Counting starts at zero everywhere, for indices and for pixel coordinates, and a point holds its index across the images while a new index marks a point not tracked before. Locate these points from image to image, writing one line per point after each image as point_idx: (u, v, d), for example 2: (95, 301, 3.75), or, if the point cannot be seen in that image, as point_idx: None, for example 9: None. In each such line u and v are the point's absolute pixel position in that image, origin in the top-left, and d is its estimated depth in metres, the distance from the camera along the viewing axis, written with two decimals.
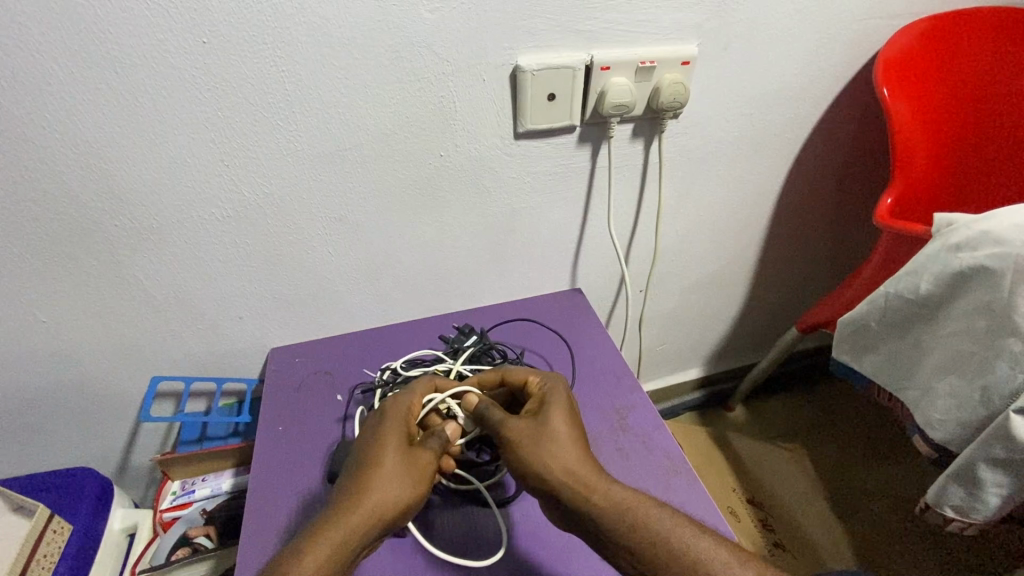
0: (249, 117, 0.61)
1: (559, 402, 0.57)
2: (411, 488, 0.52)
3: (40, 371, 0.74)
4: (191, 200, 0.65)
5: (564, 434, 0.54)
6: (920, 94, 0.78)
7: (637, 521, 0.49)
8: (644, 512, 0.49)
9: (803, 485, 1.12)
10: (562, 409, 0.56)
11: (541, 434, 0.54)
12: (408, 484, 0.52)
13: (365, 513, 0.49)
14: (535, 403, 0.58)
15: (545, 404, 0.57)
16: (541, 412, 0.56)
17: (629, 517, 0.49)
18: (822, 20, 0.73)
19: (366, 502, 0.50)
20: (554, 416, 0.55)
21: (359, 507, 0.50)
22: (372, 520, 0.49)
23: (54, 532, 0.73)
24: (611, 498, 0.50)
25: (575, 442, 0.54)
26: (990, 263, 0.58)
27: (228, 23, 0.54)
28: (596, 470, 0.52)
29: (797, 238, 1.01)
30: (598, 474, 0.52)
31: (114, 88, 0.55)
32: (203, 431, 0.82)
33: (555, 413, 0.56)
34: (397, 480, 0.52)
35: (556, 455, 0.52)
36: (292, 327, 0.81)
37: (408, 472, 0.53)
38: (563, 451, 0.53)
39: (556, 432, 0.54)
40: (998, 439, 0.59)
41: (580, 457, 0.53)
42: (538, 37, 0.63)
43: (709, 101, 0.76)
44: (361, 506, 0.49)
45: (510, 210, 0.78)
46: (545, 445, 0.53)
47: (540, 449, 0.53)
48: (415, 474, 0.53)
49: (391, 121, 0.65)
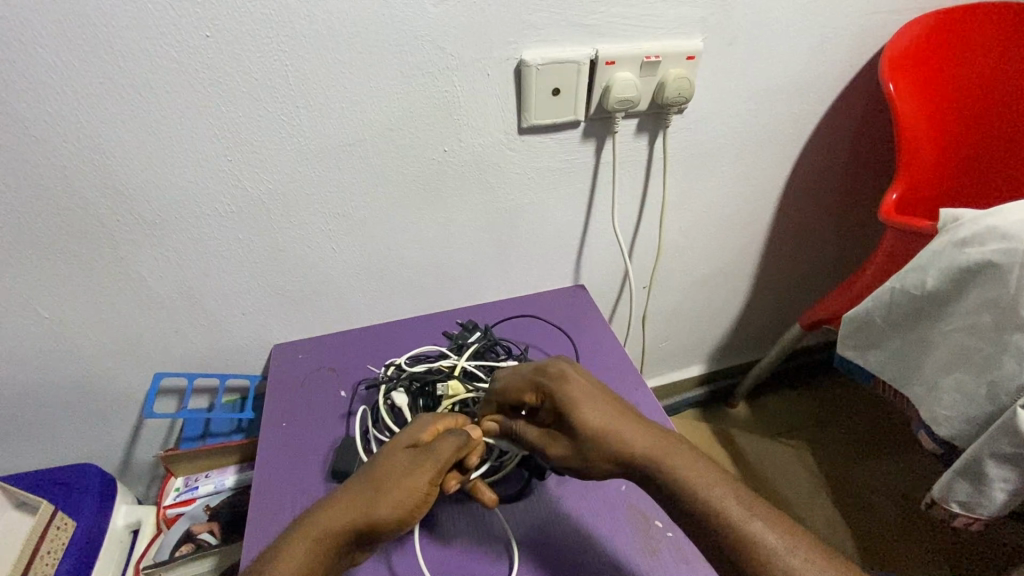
0: (253, 111, 0.60)
1: (576, 401, 0.55)
2: (391, 504, 0.49)
3: (43, 367, 0.73)
4: (194, 196, 0.64)
5: (614, 419, 0.54)
6: (925, 90, 0.78)
7: (713, 502, 0.48)
8: (719, 497, 0.48)
9: (807, 485, 1.12)
10: (585, 404, 0.54)
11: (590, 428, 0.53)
12: (392, 498, 0.49)
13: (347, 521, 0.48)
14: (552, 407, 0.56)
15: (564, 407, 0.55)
16: (565, 416, 0.55)
17: (704, 499, 0.48)
18: (828, 15, 0.73)
19: (341, 513, 0.49)
20: (580, 416, 0.54)
21: (336, 515, 0.49)
22: (343, 531, 0.48)
23: (58, 528, 0.73)
24: (688, 478, 0.49)
25: (629, 425, 0.53)
26: (996, 259, 0.58)
27: (231, 16, 0.54)
28: (665, 445, 0.52)
29: (800, 234, 1.01)
30: (669, 448, 0.52)
31: (116, 81, 0.55)
32: (206, 428, 0.82)
33: (579, 414, 0.54)
34: (389, 497, 0.49)
35: (618, 443, 0.52)
36: (296, 322, 0.81)
37: (400, 485, 0.50)
38: (625, 433, 0.53)
39: (603, 418, 0.54)
40: (1005, 435, 0.58)
41: (647, 437, 0.53)
42: (542, 31, 0.63)
43: (713, 97, 0.76)
44: (335, 522, 0.48)
45: (514, 204, 0.78)
46: (600, 435, 0.53)
47: (601, 446, 0.53)
48: (407, 492, 0.50)
49: (395, 115, 0.65)
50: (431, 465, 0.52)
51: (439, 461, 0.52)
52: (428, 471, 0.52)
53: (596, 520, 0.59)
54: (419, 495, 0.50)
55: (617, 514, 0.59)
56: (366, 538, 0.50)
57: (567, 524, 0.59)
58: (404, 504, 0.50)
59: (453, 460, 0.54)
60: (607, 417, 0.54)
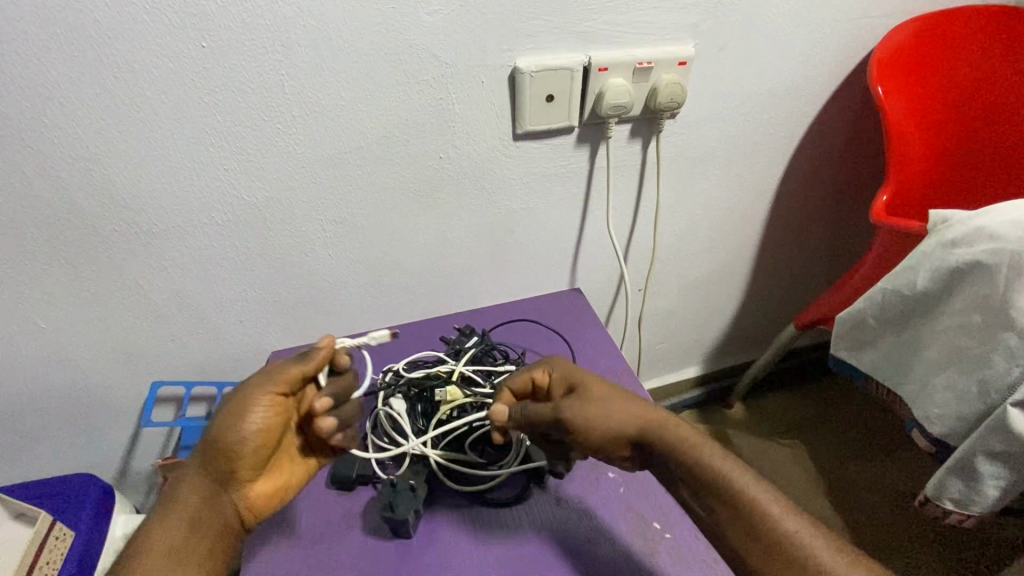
0: (249, 121, 0.61)
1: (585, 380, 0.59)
2: (222, 431, 0.53)
3: (40, 377, 0.73)
4: (192, 205, 0.65)
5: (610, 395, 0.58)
6: (914, 93, 0.79)
7: (723, 476, 0.52)
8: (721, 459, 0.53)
9: (804, 479, 1.13)
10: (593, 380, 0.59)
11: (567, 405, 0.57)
12: (228, 423, 0.53)
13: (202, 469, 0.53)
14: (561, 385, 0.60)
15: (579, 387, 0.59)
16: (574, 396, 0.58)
17: (712, 475, 0.53)
18: (816, 20, 0.74)
19: (194, 466, 0.54)
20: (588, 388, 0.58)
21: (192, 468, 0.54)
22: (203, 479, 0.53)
23: (56, 539, 0.72)
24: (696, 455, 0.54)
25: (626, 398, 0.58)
26: (985, 258, 0.59)
27: (229, 27, 0.54)
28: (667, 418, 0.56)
29: (793, 235, 1.02)
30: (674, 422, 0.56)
31: (113, 92, 0.55)
32: (204, 436, 0.81)
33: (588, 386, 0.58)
34: (220, 433, 0.53)
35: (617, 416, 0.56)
36: (293, 330, 0.81)
37: (224, 414, 0.54)
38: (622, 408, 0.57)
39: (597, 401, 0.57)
40: (997, 432, 0.59)
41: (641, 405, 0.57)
42: (537, 39, 0.64)
43: (705, 102, 0.77)
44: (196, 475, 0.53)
45: (510, 209, 0.78)
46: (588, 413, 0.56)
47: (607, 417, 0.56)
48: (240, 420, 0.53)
49: (392, 123, 0.65)
50: (253, 384, 0.55)
51: (261, 382, 0.54)
52: (254, 395, 0.54)
53: (592, 524, 0.59)
54: (249, 413, 0.53)
55: (616, 520, 0.59)
56: (226, 475, 0.54)
57: (566, 526, 0.59)
58: (235, 428, 0.53)
59: (291, 374, 0.55)
60: (619, 398, 0.58)
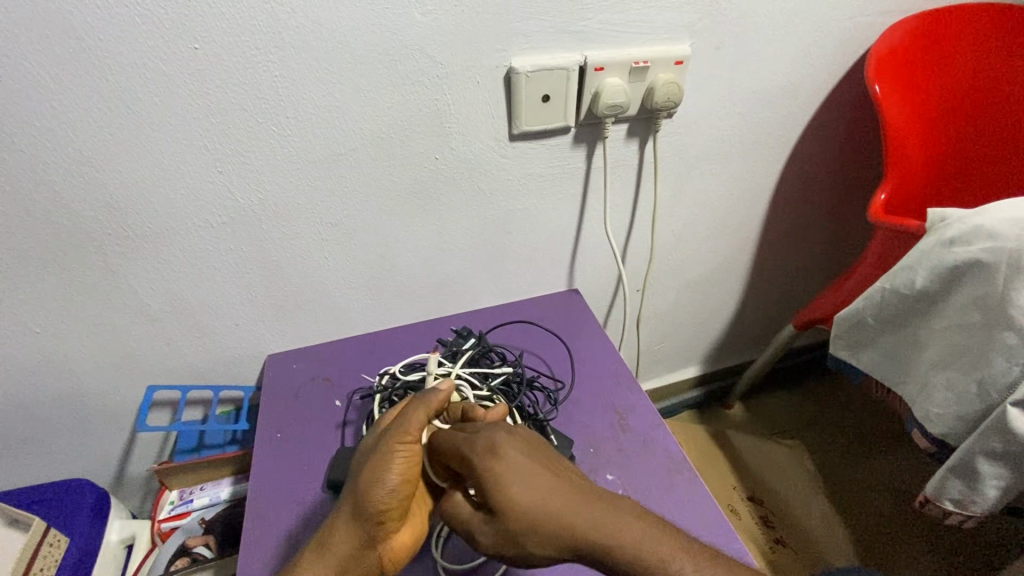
0: (243, 122, 0.60)
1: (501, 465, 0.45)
2: (370, 486, 0.49)
3: (33, 381, 0.73)
4: (186, 208, 0.64)
5: (536, 503, 0.44)
6: (911, 92, 0.79)
7: None
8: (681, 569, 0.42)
9: (804, 483, 1.12)
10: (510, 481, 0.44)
11: (547, 512, 0.43)
12: (372, 477, 0.50)
13: (347, 524, 0.50)
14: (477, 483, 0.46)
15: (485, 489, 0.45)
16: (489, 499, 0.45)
17: None
18: (813, 19, 0.74)
19: (339, 522, 0.50)
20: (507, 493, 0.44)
21: (337, 518, 0.51)
22: (353, 533, 0.50)
23: (50, 546, 0.72)
24: (647, 555, 0.42)
25: (547, 494, 0.44)
26: (984, 257, 0.58)
27: (221, 29, 0.54)
28: (609, 527, 0.43)
29: (792, 234, 1.02)
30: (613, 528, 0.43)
31: (106, 96, 0.55)
32: (200, 440, 0.81)
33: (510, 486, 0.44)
34: (369, 483, 0.50)
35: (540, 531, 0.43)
36: (289, 332, 0.81)
37: (369, 472, 0.50)
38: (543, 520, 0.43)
39: (541, 507, 0.44)
40: (996, 432, 0.59)
41: (574, 512, 0.44)
42: (531, 39, 0.63)
43: (702, 101, 0.76)
44: (342, 534, 0.50)
45: (507, 210, 0.78)
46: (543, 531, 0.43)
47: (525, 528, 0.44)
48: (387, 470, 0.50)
49: (386, 124, 0.65)
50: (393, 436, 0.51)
51: (405, 435, 0.51)
52: (398, 447, 0.51)
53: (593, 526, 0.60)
54: (395, 465, 0.50)
55: None
56: (377, 529, 0.50)
57: None
58: (382, 481, 0.49)
59: (423, 420, 0.52)
60: (535, 494, 0.44)
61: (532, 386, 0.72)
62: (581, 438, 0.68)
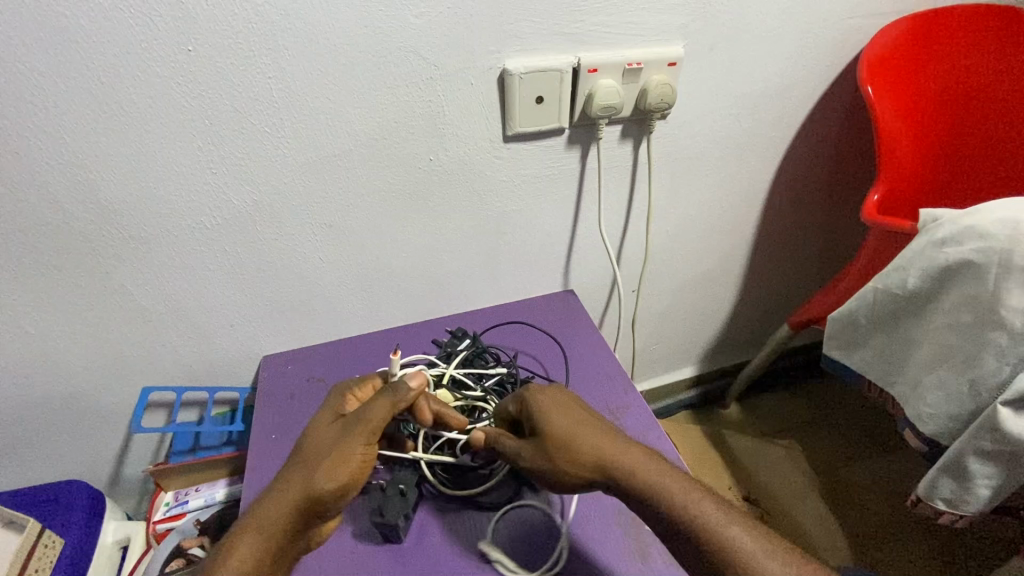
0: (238, 124, 0.60)
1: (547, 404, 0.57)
2: (326, 478, 0.52)
3: (28, 382, 0.73)
4: (180, 209, 0.64)
5: (575, 429, 0.55)
6: (904, 93, 0.79)
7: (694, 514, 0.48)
8: (693, 502, 0.49)
9: (800, 483, 1.11)
10: (554, 412, 0.56)
11: (581, 437, 0.54)
12: (331, 464, 0.53)
13: (287, 503, 0.51)
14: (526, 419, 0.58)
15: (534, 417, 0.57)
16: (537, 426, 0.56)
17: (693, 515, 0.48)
18: (806, 20, 0.74)
19: (278, 497, 0.51)
20: (551, 420, 0.56)
21: (270, 502, 0.51)
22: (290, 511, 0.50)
23: (45, 546, 0.72)
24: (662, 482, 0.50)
25: (587, 425, 0.55)
26: (975, 257, 0.59)
27: (215, 31, 0.54)
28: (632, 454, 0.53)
29: (786, 235, 1.02)
30: (639, 464, 0.52)
31: (100, 97, 0.55)
32: (196, 441, 0.81)
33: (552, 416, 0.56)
34: (325, 469, 0.52)
35: (575, 451, 0.53)
36: (284, 333, 0.81)
37: (329, 460, 0.53)
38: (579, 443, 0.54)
39: (578, 432, 0.55)
40: (986, 432, 0.59)
41: (606, 441, 0.54)
42: (525, 40, 0.64)
43: (696, 102, 0.76)
44: (283, 509, 0.50)
45: (502, 212, 0.78)
46: (577, 451, 0.53)
47: (562, 448, 0.54)
48: (348, 461, 0.53)
49: (381, 125, 0.65)
50: (359, 428, 0.55)
51: (370, 425, 0.55)
52: (360, 437, 0.54)
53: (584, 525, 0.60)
54: (353, 458, 0.53)
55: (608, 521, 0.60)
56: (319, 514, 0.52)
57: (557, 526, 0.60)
58: (336, 470, 0.52)
59: (390, 413, 0.56)
60: (576, 423, 0.55)
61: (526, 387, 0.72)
62: None
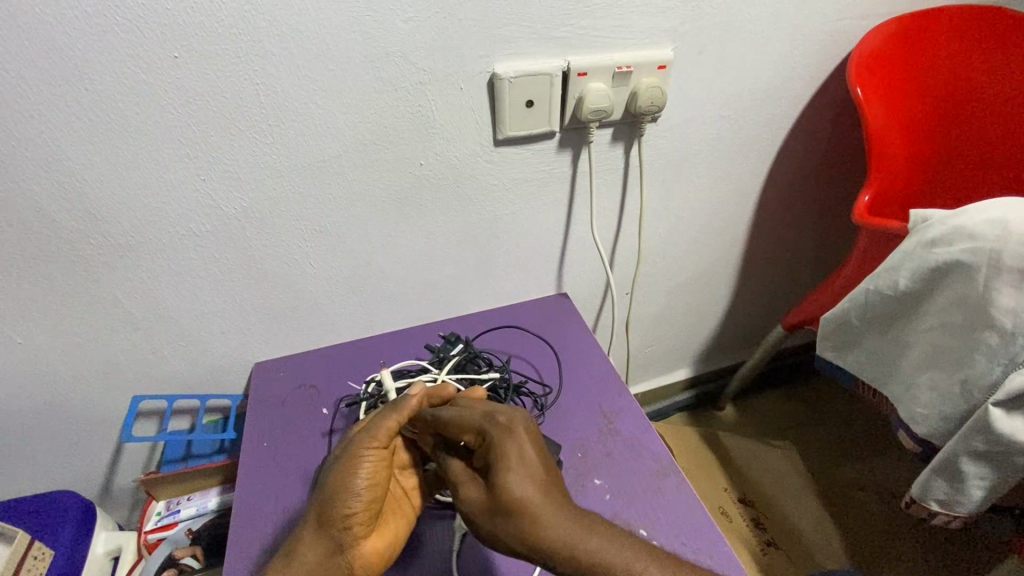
0: (225, 130, 0.60)
1: (507, 452, 0.49)
2: (340, 490, 0.52)
3: (18, 393, 0.72)
4: (169, 216, 0.64)
5: (531, 494, 0.47)
6: (893, 94, 0.79)
7: None
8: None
9: (795, 484, 1.11)
10: (513, 464, 0.49)
11: (527, 505, 0.47)
12: (338, 481, 0.52)
13: (317, 529, 0.52)
14: (485, 456, 0.50)
15: (494, 461, 0.49)
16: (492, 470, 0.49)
17: None
18: (795, 22, 0.74)
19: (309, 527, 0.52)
20: (503, 475, 0.48)
21: (306, 531, 0.52)
22: (321, 539, 0.51)
23: (34, 558, 0.72)
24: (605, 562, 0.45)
25: (540, 493, 0.48)
26: (965, 258, 0.59)
27: (200, 37, 0.54)
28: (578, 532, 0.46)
29: (780, 236, 1.02)
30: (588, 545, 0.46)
31: (85, 105, 0.55)
32: (188, 449, 0.80)
33: (506, 471, 0.48)
34: (336, 485, 0.52)
35: (516, 523, 0.46)
36: (276, 340, 0.80)
37: (338, 477, 0.52)
38: (527, 514, 0.47)
39: (525, 500, 0.47)
40: (979, 432, 0.59)
41: (556, 519, 0.46)
42: (514, 44, 0.63)
43: (687, 104, 0.76)
44: (313, 537, 0.51)
45: (494, 216, 0.78)
46: (518, 519, 0.47)
47: (507, 515, 0.47)
48: (355, 471, 0.53)
49: (372, 130, 0.65)
50: (362, 443, 0.54)
51: (373, 436, 0.54)
52: (367, 449, 0.54)
53: None
54: (364, 468, 0.53)
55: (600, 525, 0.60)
56: (344, 536, 0.52)
57: None
58: (348, 485, 0.52)
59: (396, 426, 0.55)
60: (532, 486, 0.48)
61: (520, 391, 0.72)
62: (568, 443, 0.68)
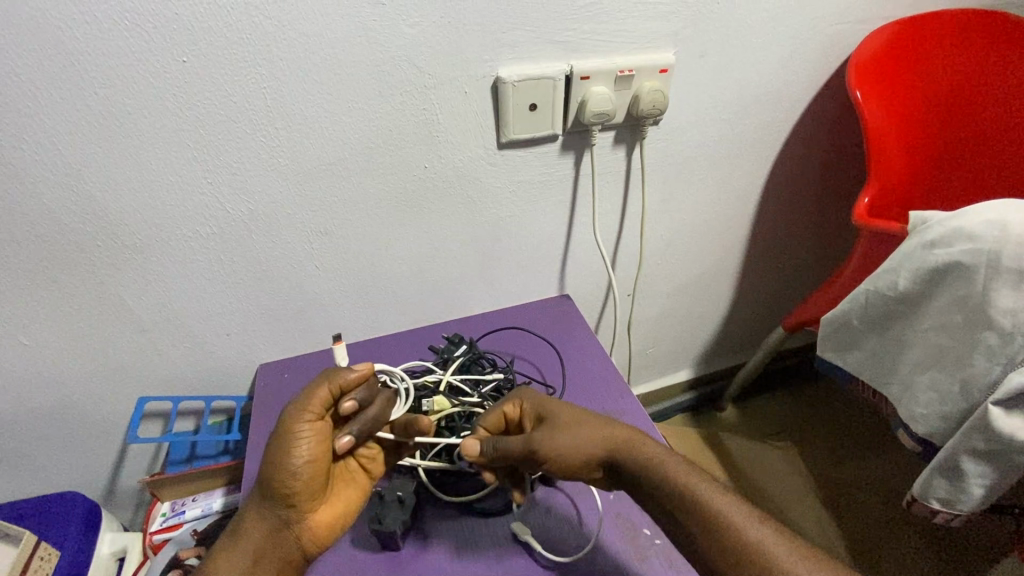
0: (232, 133, 0.61)
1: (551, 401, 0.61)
2: (273, 468, 0.53)
3: (24, 394, 0.72)
4: (176, 219, 0.65)
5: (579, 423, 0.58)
6: (892, 97, 0.80)
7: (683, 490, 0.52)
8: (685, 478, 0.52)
9: (795, 484, 1.13)
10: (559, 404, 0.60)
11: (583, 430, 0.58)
12: (274, 458, 0.53)
13: (260, 505, 0.54)
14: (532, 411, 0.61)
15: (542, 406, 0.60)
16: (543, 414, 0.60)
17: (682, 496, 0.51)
18: (794, 26, 0.75)
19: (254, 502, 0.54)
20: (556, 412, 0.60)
21: (252, 505, 0.54)
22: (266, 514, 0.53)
23: (41, 558, 0.72)
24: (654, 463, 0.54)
25: (587, 422, 0.59)
26: (964, 259, 0.59)
27: (208, 41, 0.54)
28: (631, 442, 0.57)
29: (780, 238, 1.03)
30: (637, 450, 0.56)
31: (94, 109, 0.55)
32: (192, 450, 0.81)
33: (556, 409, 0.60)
34: (271, 463, 0.53)
35: (580, 441, 0.57)
36: (280, 342, 0.81)
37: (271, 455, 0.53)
38: (583, 435, 0.57)
39: (578, 426, 0.58)
40: (978, 431, 0.60)
41: (604, 438, 0.57)
42: (517, 49, 0.64)
43: (688, 108, 0.77)
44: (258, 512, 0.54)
45: (497, 218, 0.79)
46: (581, 439, 0.57)
47: (568, 438, 0.57)
48: (289, 450, 0.53)
49: (377, 133, 0.66)
50: (294, 420, 0.54)
51: (303, 414, 0.54)
52: (298, 426, 0.54)
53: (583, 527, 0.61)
54: (298, 447, 0.53)
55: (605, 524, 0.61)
56: (288, 511, 0.54)
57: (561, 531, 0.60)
58: (281, 463, 0.53)
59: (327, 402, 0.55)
60: (579, 417, 0.59)
61: None
62: None
